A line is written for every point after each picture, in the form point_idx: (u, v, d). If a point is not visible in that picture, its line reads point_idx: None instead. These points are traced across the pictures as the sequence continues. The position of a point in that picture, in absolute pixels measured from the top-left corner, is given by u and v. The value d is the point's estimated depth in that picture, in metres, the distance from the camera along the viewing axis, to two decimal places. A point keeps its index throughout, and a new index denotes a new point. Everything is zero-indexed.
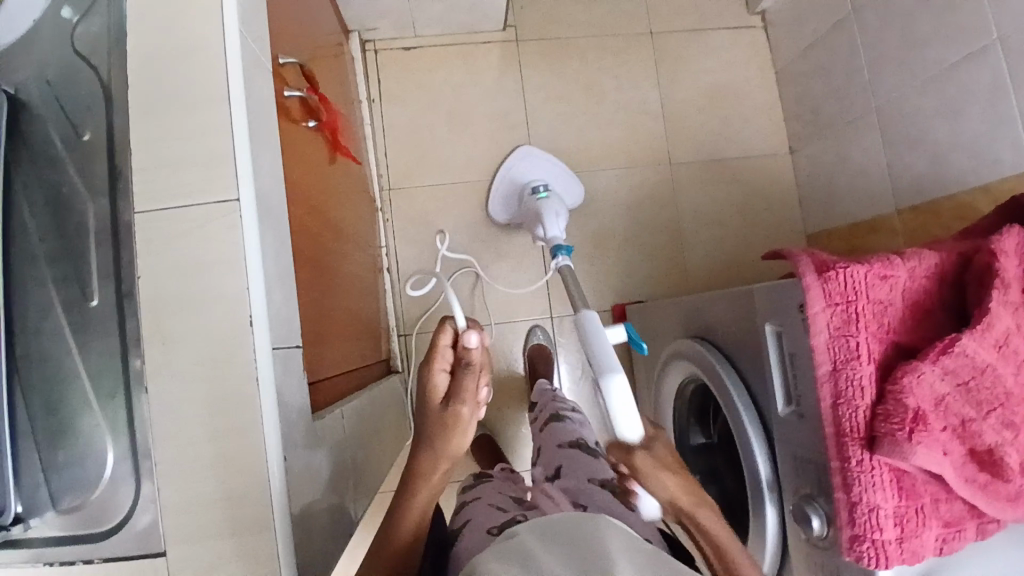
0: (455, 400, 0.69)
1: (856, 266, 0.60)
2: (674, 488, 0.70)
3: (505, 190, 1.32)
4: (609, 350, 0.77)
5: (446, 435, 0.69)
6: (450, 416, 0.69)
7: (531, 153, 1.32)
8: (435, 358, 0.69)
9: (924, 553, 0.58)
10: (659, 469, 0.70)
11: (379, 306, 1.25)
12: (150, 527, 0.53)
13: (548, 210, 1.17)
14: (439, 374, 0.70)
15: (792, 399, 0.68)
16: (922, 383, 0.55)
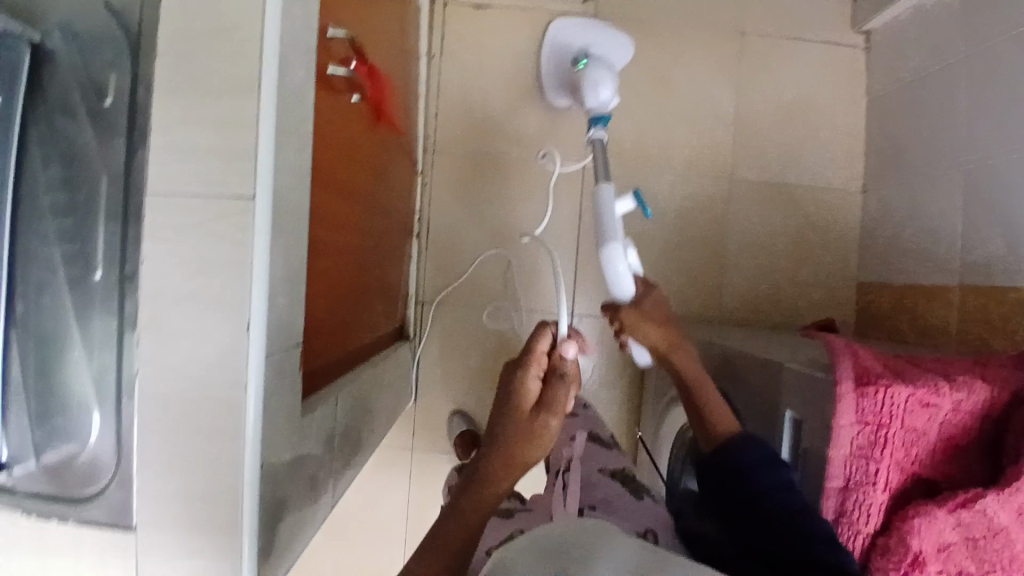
0: (547, 408, 0.76)
1: (899, 388, 0.55)
2: (653, 334, 0.83)
3: (552, 70, 1.25)
4: (615, 216, 0.85)
5: (531, 442, 0.75)
6: (540, 424, 0.76)
7: (564, 23, 1.23)
8: (535, 363, 0.80)
9: None
10: (642, 322, 0.83)
11: (402, 274, 1.23)
12: (121, 504, 0.54)
13: (587, 78, 1.10)
14: (533, 378, 0.79)
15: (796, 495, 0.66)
16: (936, 535, 0.51)
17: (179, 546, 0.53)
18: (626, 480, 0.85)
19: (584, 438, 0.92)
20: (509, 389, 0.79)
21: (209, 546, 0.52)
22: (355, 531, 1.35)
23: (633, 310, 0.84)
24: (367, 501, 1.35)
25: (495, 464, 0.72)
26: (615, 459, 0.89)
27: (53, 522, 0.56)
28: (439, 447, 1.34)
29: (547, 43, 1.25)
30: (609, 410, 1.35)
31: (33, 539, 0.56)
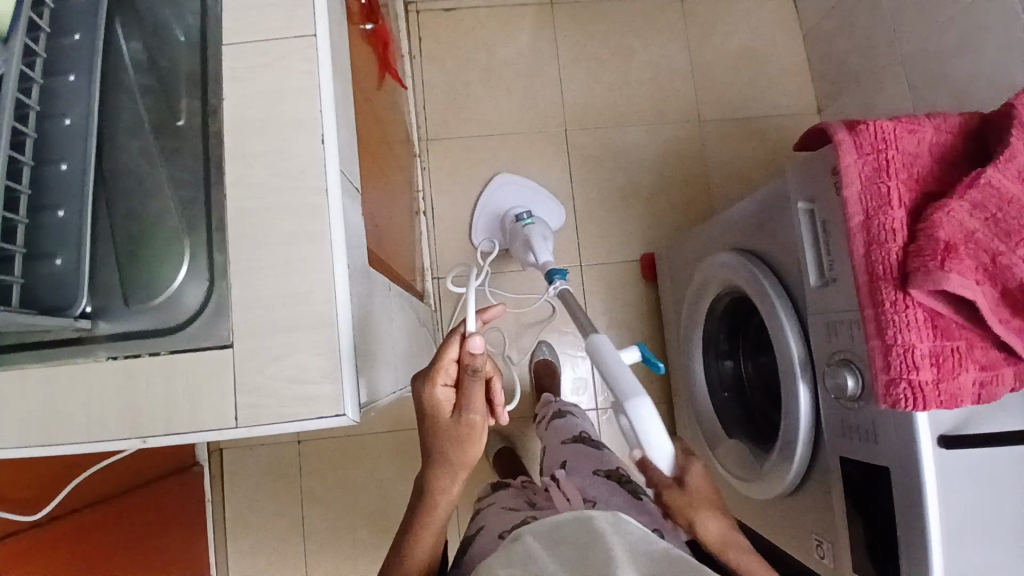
0: (466, 411, 0.64)
1: (884, 121, 0.63)
2: (710, 521, 0.66)
3: (488, 222, 1.36)
4: (627, 372, 0.65)
5: (462, 445, 0.66)
6: (464, 430, 0.65)
7: (508, 181, 1.36)
8: (436, 374, 0.64)
9: (961, 398, 0.60)
10: (699, 502, 0.66)
11: (414, 245, 1.28)
12: (218, 322, 0.56)
13: (533, 235, 1.18)
14: (439, 387, 0.65)
15: (825, 271, 0.72)
16: (952, 218, 0.58)
17: (284, 345, 0.55)
18: (622, 477, 0.83)
19: (577, 444, 0.95)
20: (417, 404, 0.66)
21: (312, 335, 0.56)
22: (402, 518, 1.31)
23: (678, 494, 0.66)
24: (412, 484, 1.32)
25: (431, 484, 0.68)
26: (609, 460, 0.88)
27: (141, 359, 0.55)
28: None
29: (487, 202, 1.36)
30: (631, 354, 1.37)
31: (123, 379, 0.55)
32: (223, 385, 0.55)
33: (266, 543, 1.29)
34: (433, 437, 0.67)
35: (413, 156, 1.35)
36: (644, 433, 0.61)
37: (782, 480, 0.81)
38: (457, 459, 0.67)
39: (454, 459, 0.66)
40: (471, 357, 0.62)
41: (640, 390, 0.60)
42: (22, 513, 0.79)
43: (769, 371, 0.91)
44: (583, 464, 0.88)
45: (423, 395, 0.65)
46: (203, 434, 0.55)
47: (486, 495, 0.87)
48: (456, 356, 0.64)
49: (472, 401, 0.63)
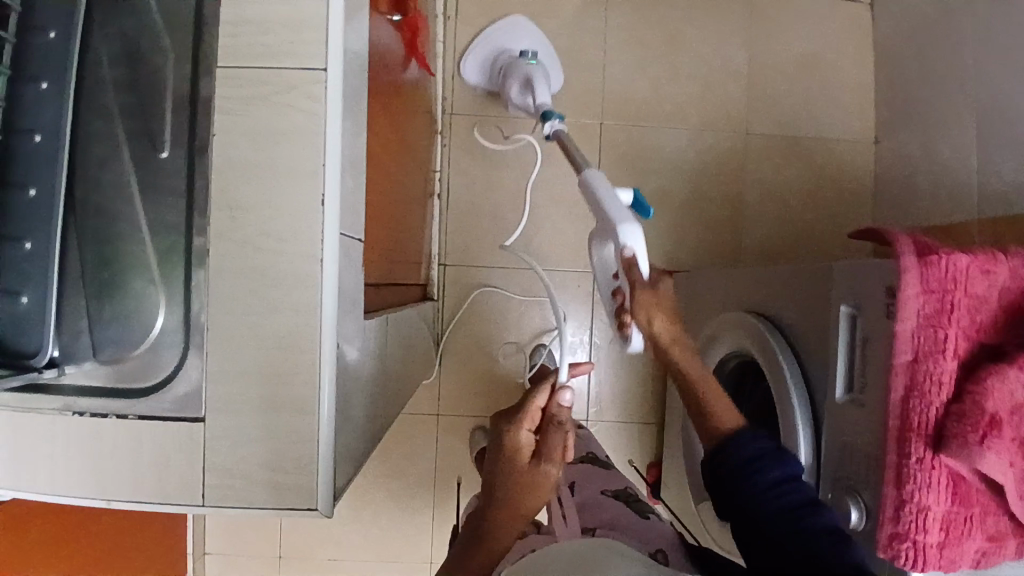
0: (545, 459, 0.75)
1: (960, 255, 0.57)
2: (660, 323, 0.68)
3: (483, 59, 1.25)
4: (616, 199, 0.69)
5: (532, 491, 0.72)
6: (540, 476, 0.74)
7: (511, 21, 1.25)
8: (524, 417, 0.80)
9: (960, 563, 0.57)
10: (654, 308, 0.68)
11: (424, 232, 1.22)
12: (192, 392, 0.52)
13: (536, 75, 1.12)
14: (523, 430, 0.79)
15: (855, 387, 0.66)
16: (1003, 390, 0.54)
17: (252, 428, 0.52)
18: (628, 497, 0.86)
19: (582, 464, 0.96)
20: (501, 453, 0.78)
21: (292, 421, 0.51)
22: (381, 497, 1.33)
23: (650, 293, 0.67)
24: (394, 466, 1.33)
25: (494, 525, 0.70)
26: (616, 480, 0.91)
27: (109, 419, 0.52)
28: (465, 410, 1.33)
29: (492, 34, 1.25)
30: (632, 368, 1.34)
31: (88, 439, 0.52)
32: (191, 458, 0.52)
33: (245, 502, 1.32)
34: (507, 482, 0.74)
35: (434, 133, 1.25)
36: (629, 245, 0.66)
37: None
38: (524, 507, 0.71)
39: (526, 503, 0.71)
40: (559, 405, 0.82)
41: (630, 215, 0.66)
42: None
43: None
44: (590, 483, 0.89)
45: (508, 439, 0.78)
46: (171, 508, 0.52)
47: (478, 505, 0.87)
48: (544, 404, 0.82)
49: (551, 452, 0.76)
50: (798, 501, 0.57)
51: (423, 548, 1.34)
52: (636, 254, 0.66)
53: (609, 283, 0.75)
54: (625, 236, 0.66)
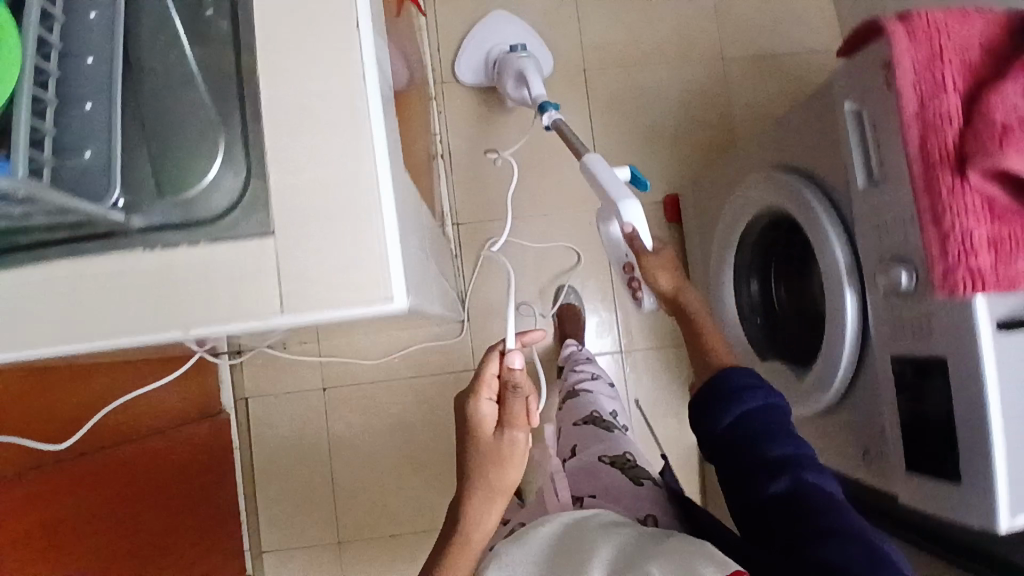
0: (507, 426, 0.65)
1: (934, 12, 0.62)
2: (665, 281, 0.86)
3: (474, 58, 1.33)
4: (613, 178, 0.77)
5: (501, 466, 0.64)
6: (506, 448, 0.64)
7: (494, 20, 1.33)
8: (479, 388, 0.66)
9: (1021, 281, 0.58)
10: (658, 269, 0.85)
11: (433, 190, 1.26)
12: (259, 210, 0.54)
13: (528, 68, 1.17)
14: (483, 401, 0.66)
15: (876, 173, 0.68)
16: (1008, 101, 0.55)
17: (321, 239, 0.53)
18: (626, 463, 0.85)
19: (587, 426, 0.96)
20: (461, 426, 0.67)
21: (358, 228, 0.53)
22: None
23: (654, 259, 0.84)
24: None
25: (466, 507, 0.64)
26: (615, 445, 0.89)
27: (181, 250, 0.53)
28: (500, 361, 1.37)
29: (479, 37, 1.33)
30: None
31: (157, 274, 0.53)
32: (264, 273, 0.53)
33: (300, 484, 1.37)
34: (471, 463, 0.65)
35: (429, 99, 1.31)
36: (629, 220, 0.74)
37: (824, 396, 0.82)
38: (497, 484, 0.64)
39: (495, 484, 0.64)
40: (512, 372, 0.65)
41: (627, 191, 0.73)
42: (41, 441, 0.84)
43: (804, 297, 0.93)
44: (590, 449, 0.90)
45: (467, 412, 0.66)
46: (246, 325, 0.53)
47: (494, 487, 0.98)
48: (496, 372, 0.67)
49: (515, 418, 0.64)
50: (764, 431, 0.67)
51: None
52: (635, 229, 0.75)
53: (621, 258, 0.91)
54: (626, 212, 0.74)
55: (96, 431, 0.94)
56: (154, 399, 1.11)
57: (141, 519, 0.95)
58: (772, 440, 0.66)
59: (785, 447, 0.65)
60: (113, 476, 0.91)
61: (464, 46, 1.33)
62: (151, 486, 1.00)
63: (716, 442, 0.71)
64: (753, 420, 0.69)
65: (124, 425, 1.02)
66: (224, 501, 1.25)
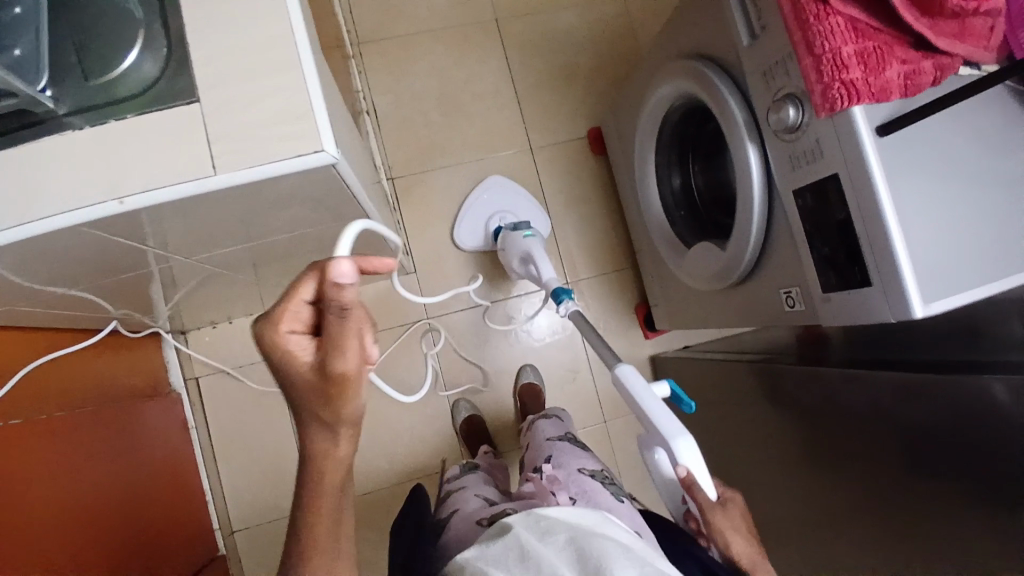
0: (328, 361, 0.50)
1: None
2: (737, 545, 0.73)
3: (474, 223, 1.37)
4: (662, 409, 0.75)
5: (330, 402, 0.52)
6: (332, 384, 0.51)
7: (490, 187, 1.38)
8: (279, 319, 0.51)
9: (889, 88, 0.65)
10: (728, 528, 0.72)
11: (368, 144, 1.27)
12: (180, 81, 0.55)
13: (534, 247, 1.18)
14: (289, 335, 0.51)
15: (757, 27, 0.79)
16: None
17: (247, 95, 0.54)
18: (605, 478, 0.90)
19: (562, 443, 1.01)
20: (273, 365, 0.52)
21: (282, 82, 0.55)
22: (397, 411, 1.37)
23: (723, 515, 0.72)
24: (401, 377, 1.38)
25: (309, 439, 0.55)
26: (595, 462, 0.95)
27: (112, 125, 0.54)
28: (452, 307, 1.41)
29: (477, 205, 1.37)
30: (592, 224, 1.43)
31: (87, 152, 0.54)
32: (196, 135, 0.54)
33: (264, 455, 1.35)
34: (295, 399, 0.53)
35: (349, 55, 1.33)
36: (682, 461, 0.71)
37: (744, 253, 0.89)
38: (331, 418, 0.53)
39: (330, 417, 0.53)
40: (332, 288, 0.46)
41: (681, 429, 0.72)
42: None
43: (715, 177, 1.01)
44: (569, 459, 0.94)
45: (268, 350, 0.51)
46: (181, 188, 0.54)
47: (456, 476, 1.01)
48: (311, 296, 0.50)
49: (338, 351, 0.49)
50: None
51: (449, 447, 1.38)
52: (690, 471, 0.71)
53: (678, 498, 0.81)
54: (680, 454, 0.71)
55: (20, 389, 0.86)
56: (87, 367, 1.04)
57: (75, 496, 0.89)
58: None
59: None
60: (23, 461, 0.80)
61: (463, 214, 1.37)
62: (87, 464, 0.94)
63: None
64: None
65: (61, 395, 0.95)
66: (190, 479, 1.24)
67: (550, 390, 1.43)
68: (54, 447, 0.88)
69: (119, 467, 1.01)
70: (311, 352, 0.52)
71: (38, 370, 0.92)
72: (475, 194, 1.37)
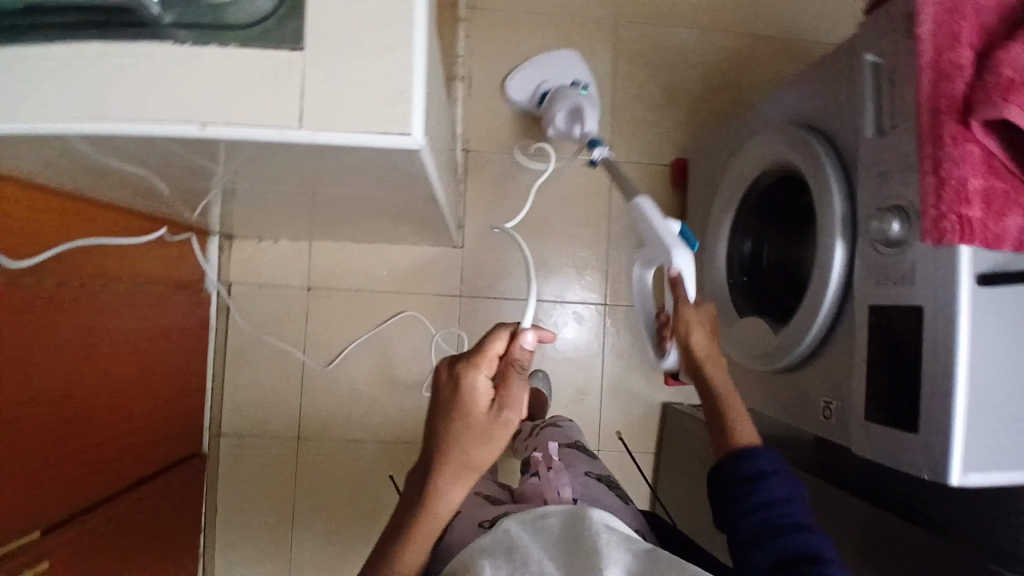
0: (501, 408, 0.58)
1: None
2: (699, 339, 0.89)
3: (531, 78, 1.34)
4: (666, 224, 0.85)
5: (484, 445, 0.58)
6: (497, 430, 0.58)
7: (560, 52, 1.35)
8: (478, 362, 0.58)
9: (1002, 238, 0.61)
10: (695, 326, 0.89)
11: (454, 111, 1.26)
12: (288, 26, 0.54)
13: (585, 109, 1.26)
14: (481, 376, 0.58)
15: (885, 123, 0.73)
16: (1016, 56, 0.58)
17: (347, 59, 0.53)
18: (610, 482, 0.90)
19: (569, 448, 0.99)
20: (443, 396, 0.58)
21: (386, 56, 0.53)
22: (404, 374, 1.39)
23: (693, 310, 0.88)
24: (416, 343, 1.40)
25: (439, 475, 0.58)
26: (601, 467, 0.94)
27: (211, 49, 0.54)
28: (486, 292, 1.41)
29: (541, 62, 1.34)
30: None
31: (182, 68, 0.53)
32: (288, 85, 0.53)
33: (270, 375, 1.38)
34: (452, 435, 0.57)
35: (460, 18, 1.30)
36: (678, 265, 0.84)
37: (796, 347, 0.85)
38: (474, 463, 0.58)
39: (476, 461, 0.58)
40: (521, 351, 0.59)
41: (679, 240, 0.84)
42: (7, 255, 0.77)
43: (790, 257, 0.97)
44: (576, 462, 0.93)
45: (460, 384, 0.58)
46: (262, 134, 0.53)
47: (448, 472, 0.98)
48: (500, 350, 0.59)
49: (512, 402, 0.58)
50: (780, 522, 0.70)
51: None
52: (681, 274, 0.84)
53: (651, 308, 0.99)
54: (677, 258, 0.84)
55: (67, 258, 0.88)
56: (136, 251, 1.06)
57: (90, 374, 0.92)
58: (790, 531, 0.69)
59: (800, 543, 0.67)
60: (50, 332, 0.82)
61: (525, 65, 1.35)
62: (108, 344, 0.96)
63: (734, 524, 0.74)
64: (773, 502, 0.72)
65: (105, 267, 0.98)
66: (195, 377, 1.28)
67: (556, 400, 1.42)
68: (83, 324, 0.90)
69: (136, 350, 1.05)
70: (489, 396, 0.58)
71: (90, 244, 0.93)
72: (542, 55, 1.35)
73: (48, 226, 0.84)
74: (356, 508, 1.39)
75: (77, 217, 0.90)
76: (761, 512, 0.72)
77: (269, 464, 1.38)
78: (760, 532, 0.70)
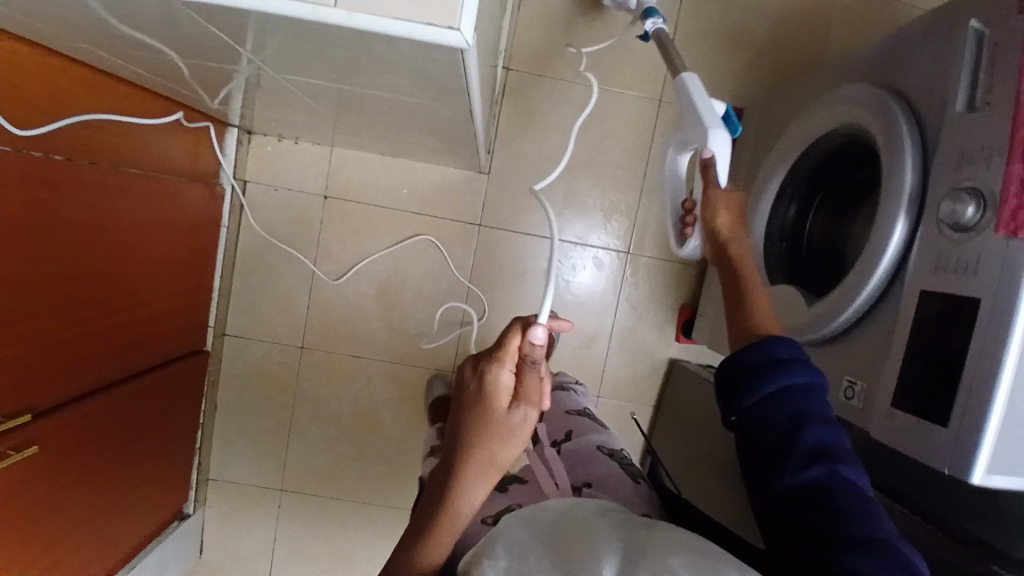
0: (523, 402, 0.56)
1: None
2: (724, 219, 0.85)
3: None
4: (705, 102, 0.80)
5: (507, 440, 0.56)
6: (519, 424, 0.56)
7: None
8: (499, 354, 0.56)
9: None
10: (722, 209, 0.85)
11: (501, 24, 1.17)
12: None
13: None
14: (504, 371, 0.56)
15: (979, 99, 0.67)
16: None
17: None
18: (622, 458, 0.87)
19: (579, 418, 1.00)
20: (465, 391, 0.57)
21: None
22: (413, 297, 1.37)
23: (722, 194, 0.84)
24: (428, 268, 1.36)
25: (462, 475, 0.56)
26: (614, 441, 0.93)
27: None
28: (508, 224, 1.36)
29: None
30: None
31: None
32: None
33: (278, 280, 1.36)
34: (474, 431, 0.56)
35: None
36: (712, 149, 0.79)
37: (830, 323, 0.80)
38: (497, 459, 0.57)
39: (499, 457, 0.56)
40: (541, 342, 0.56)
41: (718, 122, 0.78)
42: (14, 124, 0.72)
43: (839, 230, 0.92)
44: (585, 438, 0.92)
45: (483, 380, 0.56)
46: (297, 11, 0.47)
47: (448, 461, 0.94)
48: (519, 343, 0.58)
49: (533, 394, 0.57)
50: (793, 413, 0.67)
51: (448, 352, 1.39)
52: (714, 156, 0.79)
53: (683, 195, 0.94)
54: (713, 141, 0.79)
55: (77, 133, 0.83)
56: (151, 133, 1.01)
57: (95, 258, 0.89)
58: (806, 426, 0.66)
59: (821, 434, 0.65)
60: (58, 211, 0.79)
61: None
62: (116, 231, 0.93)
63: (743, 413, 0.71)
64: (788, 391, 0.69)
65: (120, 146, 0.94)
66: (204, 272, 1.26)
67: (564, 343, 1.40)
68: (90, 205, 0.86)
69: (144, 238, 1.02)
70: (511, 390, 0.57)
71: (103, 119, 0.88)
72: None
73: (65, 95, 0.79)
74: (347, 423, 1.40)
75: (94, 88, 0.84)
76: (778, 406, 0.68)
77: (270, 368, 1.39)
78: (775, 416, 0.68)
